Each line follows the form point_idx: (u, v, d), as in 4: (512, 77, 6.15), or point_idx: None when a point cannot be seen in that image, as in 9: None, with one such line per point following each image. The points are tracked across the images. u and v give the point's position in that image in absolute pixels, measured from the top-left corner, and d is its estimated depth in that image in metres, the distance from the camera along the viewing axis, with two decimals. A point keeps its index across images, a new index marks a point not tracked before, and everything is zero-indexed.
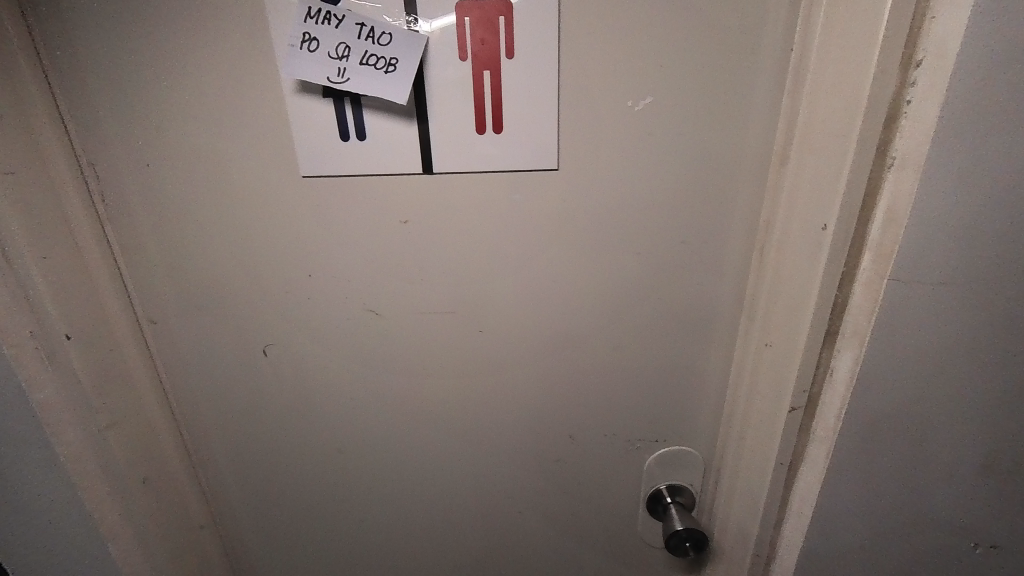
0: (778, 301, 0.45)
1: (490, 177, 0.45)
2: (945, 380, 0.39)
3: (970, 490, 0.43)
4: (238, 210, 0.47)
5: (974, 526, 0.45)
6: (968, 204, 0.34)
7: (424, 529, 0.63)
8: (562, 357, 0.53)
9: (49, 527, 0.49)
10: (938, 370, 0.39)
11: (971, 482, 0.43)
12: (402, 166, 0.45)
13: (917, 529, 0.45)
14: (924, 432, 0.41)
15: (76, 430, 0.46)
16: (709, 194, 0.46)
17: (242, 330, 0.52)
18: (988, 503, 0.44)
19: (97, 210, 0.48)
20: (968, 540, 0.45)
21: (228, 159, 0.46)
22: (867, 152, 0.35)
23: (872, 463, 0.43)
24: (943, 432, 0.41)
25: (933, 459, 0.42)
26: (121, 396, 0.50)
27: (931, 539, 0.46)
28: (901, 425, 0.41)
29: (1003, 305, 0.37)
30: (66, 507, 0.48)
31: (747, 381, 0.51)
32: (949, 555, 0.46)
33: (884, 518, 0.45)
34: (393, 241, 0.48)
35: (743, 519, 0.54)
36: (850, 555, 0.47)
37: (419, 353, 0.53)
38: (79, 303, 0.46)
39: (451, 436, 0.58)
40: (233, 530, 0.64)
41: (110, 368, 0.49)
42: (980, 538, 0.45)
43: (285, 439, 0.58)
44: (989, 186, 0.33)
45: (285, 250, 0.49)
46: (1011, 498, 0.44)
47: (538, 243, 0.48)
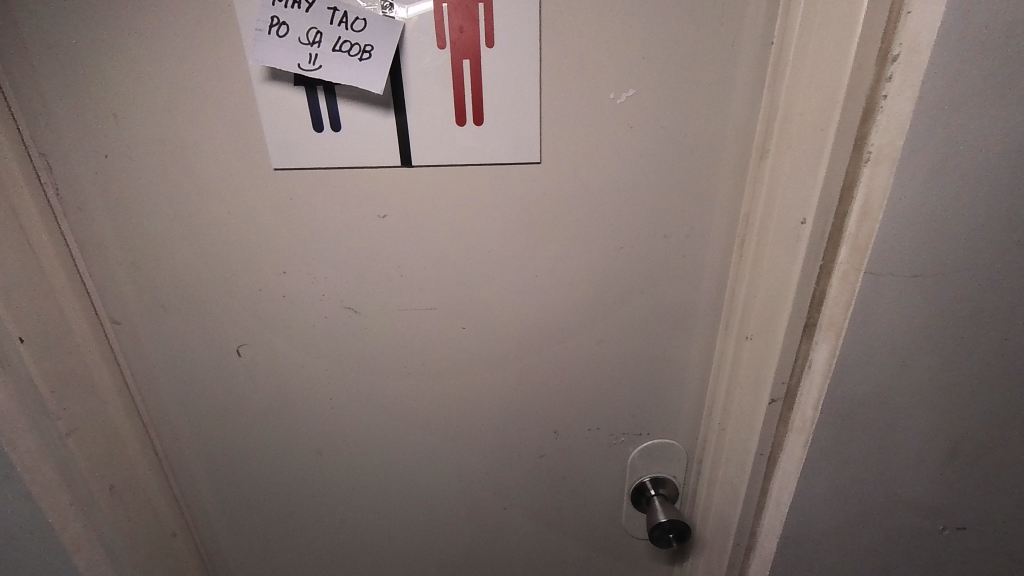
0: (758, 295, 0.46)
1: (470, 170, 0.44)
2: (916, 370, 0.41)
3: (939, 475, 0.45)
4: (207, 205, 0.45)
5: (943, 509, 0.47)
6: (938, 199, 0.34)
7: (408, 529, 0.63)
8: (547, 353, 0.53)
9: (6, 542, 0.46)
10: (911, 360, 0.40)
11: (940, 468, 0.45)
12: (379, 158, 0.43)
13: (890, 514, 0.47)
14: (896, 420, 0.43)
15: (33, 439, 0.43)
16: (690, 190, 0.46)
17: (213, 330, 0.50)
18: (955, 487, 0.46)
19: (51, 203, 0.45)
20: (936, 523, 0.47)
21: (194, 150, 0.43)
22: (844, 147, 0.36)
23: (847, 452, 0.44)
24: (915, 420, 0.43)
25: (904, 446, 0.44)
26: (83, 401, 0.47)
27: (903, 524, 0.47)
28: (874, 414, 0.42)
29: (971, 297, 0.38)
30: (25, 520, 0.45)
31: (728, 373, 0.52)
32: (919, 538, 0.48)
33: (859, 504, 0.46)
34: (371, 237, 0.47)
35: (724, 510, 0.55)
36: (825, 540, 0.48)
37: (401, 351, 0.52)
38: (34, 303, 0.43)
39: (434, 434, 0.57)
40: (208, 537, 0.62)
41: (71, 372, 0.46)
42: (947, 520, 0.47)
43: (261, 442, 0.56)
44: (959, 181, 0.34)
45: (258, 247, 0.47)
46: (976, 482, 0.45)
47: (521, 238, 0.47)
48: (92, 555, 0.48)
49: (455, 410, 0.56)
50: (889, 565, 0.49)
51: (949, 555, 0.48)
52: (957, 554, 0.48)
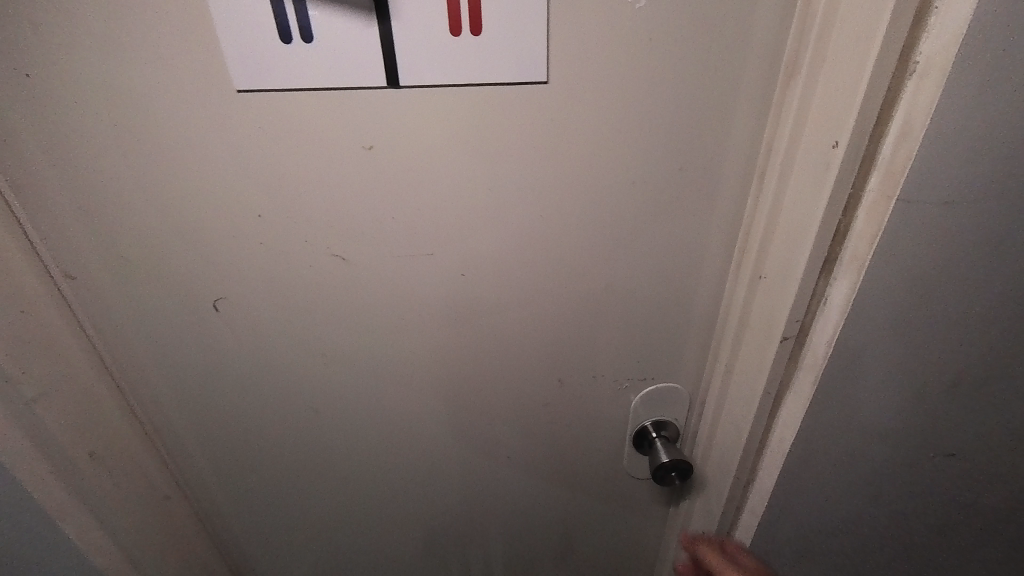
0: (777, 230, 0.44)
1: (466, 92, 0.39)
2: (928, 302, 0.41)
3: (935, 407, 0.48)
4: (162, 139, 0.39)
5: (935, 440, 0.50)
6: (977, 119, 0.33)
7: (409, 482, 0.62)
8: (550, 299, 0.51)
9: None
10: (926, 292, 0.41)
11: (936, 399, 0.47)
12: (361, 78, 0.37)
13: (887, 447, 0.49)
14: (902, 355, 0.44)
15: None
16: (709, 117, 0.42)
17: (186, 284, 0.46)
18: (947, 417, 0.48)
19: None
20: (928, 453, 0.50)
21: (140, 69, 0.36)
22: (891, 56, 0.32)
23: (854, 384, 0.45)
24: (916, 352, 0.44)
25: (906, 381, 0.45)
26: (47, 364, 0.43)
27: (899, 456, 0.50)
28: (883, 346, 0.43)
29: (988, 227, 0.38)
30: None
31: (738, 315, 0.50)
32: (911, 467, 0.51)
33: (860, 438, 0.49)
34: (355, 172, 0.41)
35: (725, 450, 0.56)
36: (824, 471, 0.51)
37: (396, 302, 0.49)
38: None
39: (435, 389, 0.55)
40: (203, 498, 0.60)
41: (29, 333, 0.41)
42: (938, 450, 0.50)
43: (253, 402, 0.54)
44: (1000, 98, 0.33)
45: (228, 188, 0.41)
46: (961, 407, 0.48)
47: (525, 174, 0.43)
48: (82, 522, 0.46)
49: (456, 362, 0.54)
50: (883, 495, 0.52)
51: (935, 481, 0.52)
52: (936, 475, 0.52)
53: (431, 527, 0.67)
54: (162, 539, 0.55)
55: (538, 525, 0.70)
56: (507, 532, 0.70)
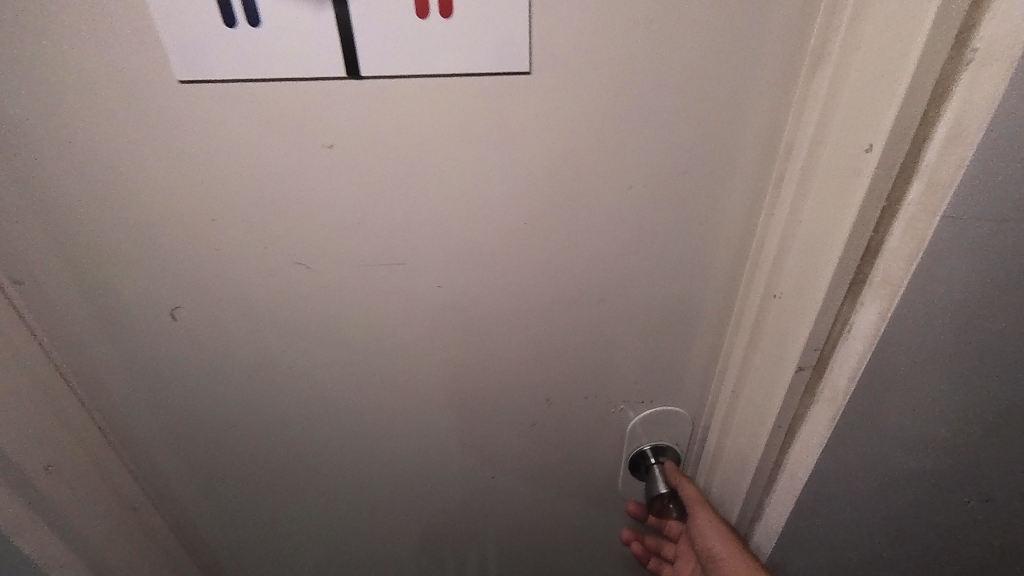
0: (795, 242, 0.39)
1: (439, 84, 0.34)
2: (969, 334, 0.36)
3: (973, 448, 0.42)
4: (107, 137, 0.35)
5: (970, 482, 0.45)
6: None
7: (389, 499, 0.60)
8: (537, 313, 0.46)
9: None
10: (969, 323, 0.36)
11: (976, 440, 0.42)
12: (315, 67, 0.33)
13: (913, 487, 0.45)
14: (937, 391, 0.39)
15: None
16: (717, 116, 0.37)
17: (143, 290, 0.42)
18: (986, 460, 0.43)
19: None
20: (962, 496, 0.45)
21: (76, 57, 0.33)
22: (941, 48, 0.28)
23: (879, 421, 0.40)
24: (953, 388, 0.39)
25: (939, 418, 0.41)
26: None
27: (927, 497, 0.45)
28: (915, 381, 0.38)
29: None
30: None
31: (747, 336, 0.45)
32: (941, 509, 0.46)
33: (884, 478, 0.44)
34: (319, 173, 0.37)
35: (731, 480, 0.51)
36: (842, 514, 0.46)
37: (369, 314, 0.45)
38: None
39: (416, 404, 0.52)
40: (175, 509, 0.57)
41: None
42: (974, 493, 0.45)
43: (222, 414, 0.51)
44: None
45: (182, 191, 0.38)
46: (999, 449, 0.42)
47: (508, 177, 0.39)
48: (41, 535, 0.44)
49: (437, 376, 0.50)
50: (906, 538, 0.48)
51: (970, 527, 0.47)
52: (965, 516, 0.46)
53: (416, 544, 0.65)
54: (132, 553, 0.53)
55: (529, 544, 0.66)
56: (496, 549, 0.67)
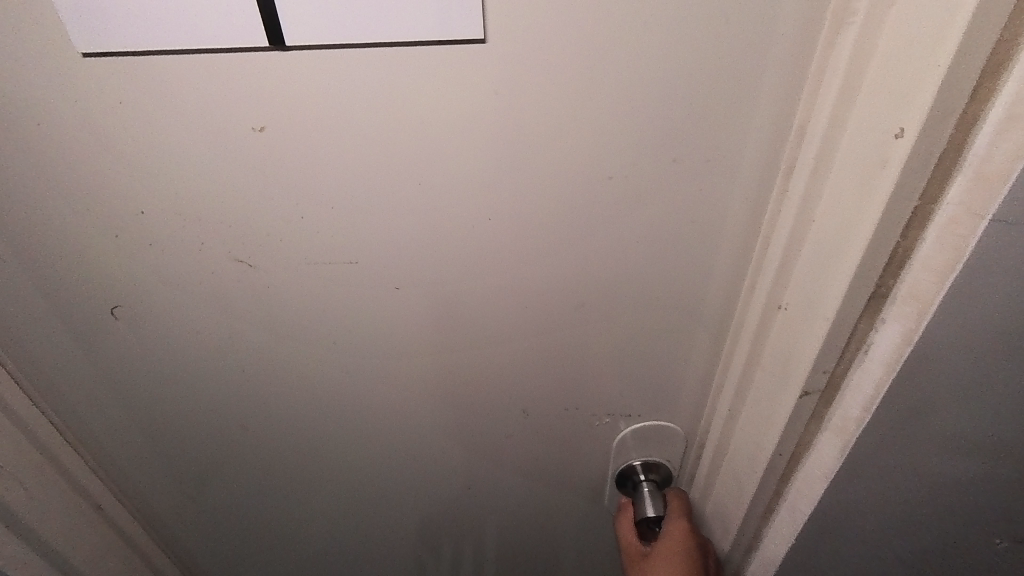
0: (803, 248, 0.33)
1: (377, 54, 0.30)
2: (1009, 363, 0.31)
3: (1004, 486, 0.38)
4: (11, 129, 0.32)
5: (999, 523, 0.40)
6: None
7: (363, 502, 0.57)
8: (509, 318, 0.42)
9: None
10: (1010, 351, 0.30)
11: (1009, 478, 0.37)
12: (237, 37, 0.29)
13: (929, 525, 0.40)
14: (965, 426, 0.34)
15: None
16: (711, 99, 0.31)
17: (83, 288, 0.39)
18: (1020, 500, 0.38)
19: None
20: (987, 536, 0.41)
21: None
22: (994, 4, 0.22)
23: (894, 456, 0.36)
24: (985, 422, 0.34)
25: (965, 454, 0.36)
26: None
27: (946, 535, 0.41)
28: (939, 413, 0.33)
29: None
30: None
31: (748, 348, 0.40)
32: (962, 548, 0.42)
33: (898, 515, 0.39)
34: (259, 162, 0.33)
35: (725, 505, 0.48)
36: (845, 549, 0.42)
37: (329, 318, 0.42)
38: None
39: (386, 411, 0.49)
40: (144, 507, 0.56)
41: None
42: (1003, 534, 0.40)
43: (183, 417, 0.49)
44: None
45: (113, 186, 0.34)
46: None
47: (471, 170, 0.34)
48: None
49: (406, 384, 0.47)
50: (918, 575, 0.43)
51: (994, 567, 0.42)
52: (988, 556, 0.42)
53: (401, 547, 0.63)
54: (104, 554, 0.53)
55: (516, 550, 0.65)
56: (483, 553, 0.65)
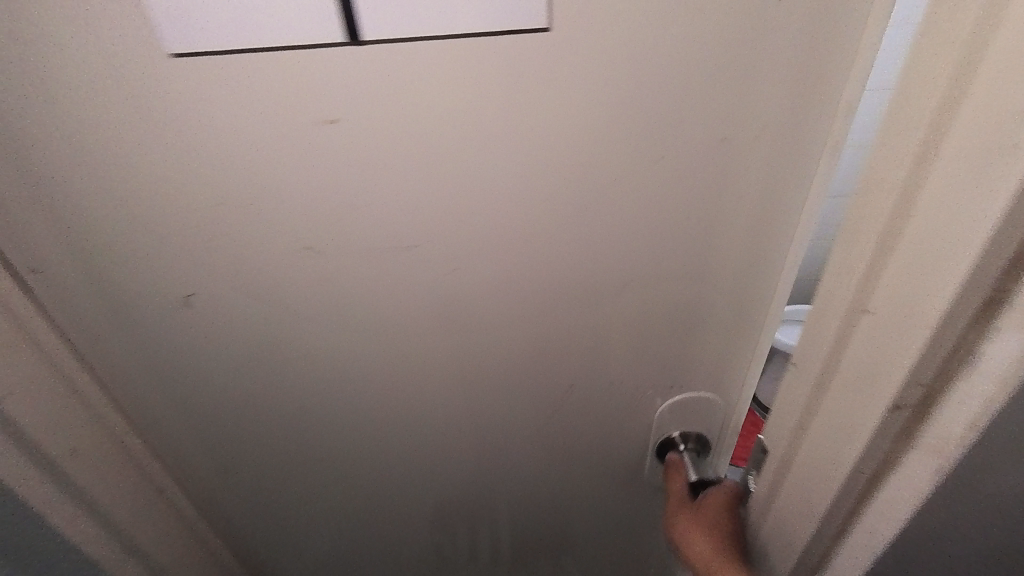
0: (902, 240, 0.29)
1: (448, 47, 0.31)
2: None
3: None
4: (88, 115, 0.33)
5: None
6: None
7: (410, 479, 0.60)
8: (558, 298, 0.44)
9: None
10: None
11: None
12: (317, 33, 0.30)
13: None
14: None
15: None
16: (757, 74, 0.33)
17: (154, 278, 0.41)
18: None
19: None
20: None
21: (42, 22, 0.30)
22: None
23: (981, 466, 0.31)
24: None
25: None
26: None
27: None
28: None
29: None
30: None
31: (825, 358, 0.35)
32: None
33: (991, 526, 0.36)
34: (327, 153, 0.35)
35: (788, 519, 0.42)
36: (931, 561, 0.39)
37: (382, 302, 0.44)
38: None
39: (437, 391, 0.51)
40: (198, 488, 0.60)
41: None
42: None
43: (239, 398, 0.51)
44: None
45: (184, 181, 0.36)
46: None
47: (530, 155, 0.36)
48: (70, 516, 0.43)
49: (457, 364, 0.48)
50: None
51: None
52: None
53: (426, 523, 0.66)
54: (165, 531, 0.55)
55: (554, 520, 0.68)
56: (522, 524, 0.68)
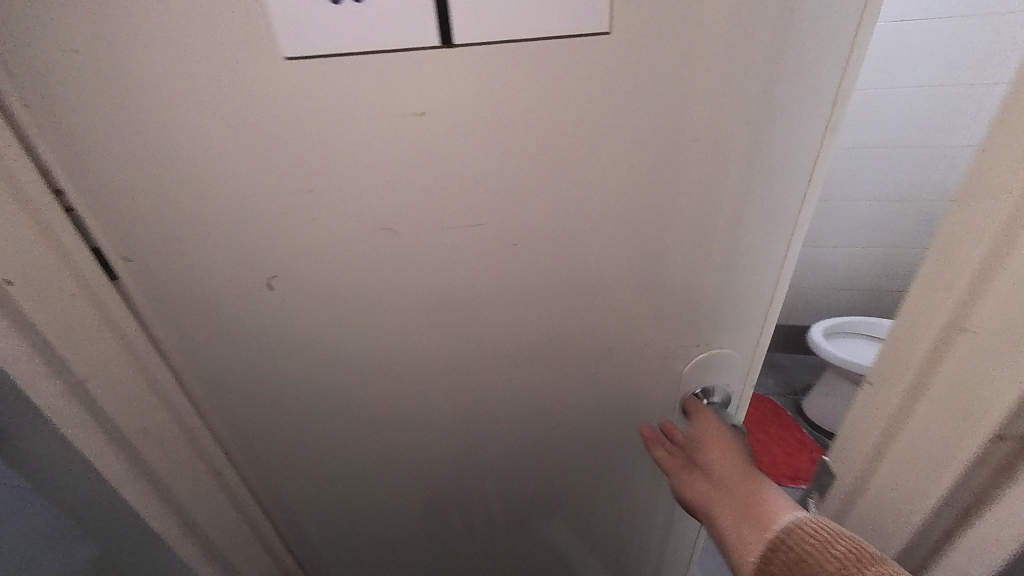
0: (1002, 269, 0.33)
1: (527, 48, 0.36)
2: None
3: None
4: (199, 115, 0.37)
5: None
6: None
7: (461, 452, 0.64)
8: (608, 270, 0.48)
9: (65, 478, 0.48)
10: None
11: None
12: (415, 38, 0.35)
13: None
14: None
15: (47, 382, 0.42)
16: (783, 67, 0.39)
17: (239, 264, 0.45)
18: None
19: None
20: None
21: (160, 26, 0.34)
22: None
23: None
24: None
25: None
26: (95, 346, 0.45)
27: None
28: None
29: None
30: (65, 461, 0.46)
31: (916, 368, 0.40)
32: None
33: None
34: (410, 142, 0.39)
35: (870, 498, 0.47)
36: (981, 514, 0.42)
37: (444, 280, 0.48)
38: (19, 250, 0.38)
39: (493, 365, 0.55)
40: (250, 470, 0.64)
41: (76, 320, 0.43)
42: None
43: (302, 377, 0.55)
44: None
45: (278, 173, 0.40)
46: None
47: (589, 140, 0.41)
48: (138, 489, 0.51)
49: (514, 337, 0.52)
50: None
51: None
52: None
53: (449, 501, 0.70)
54: (214, 502, 0.60)
55: (594, 491, 0.71)
56: (565, 497, 0.71)
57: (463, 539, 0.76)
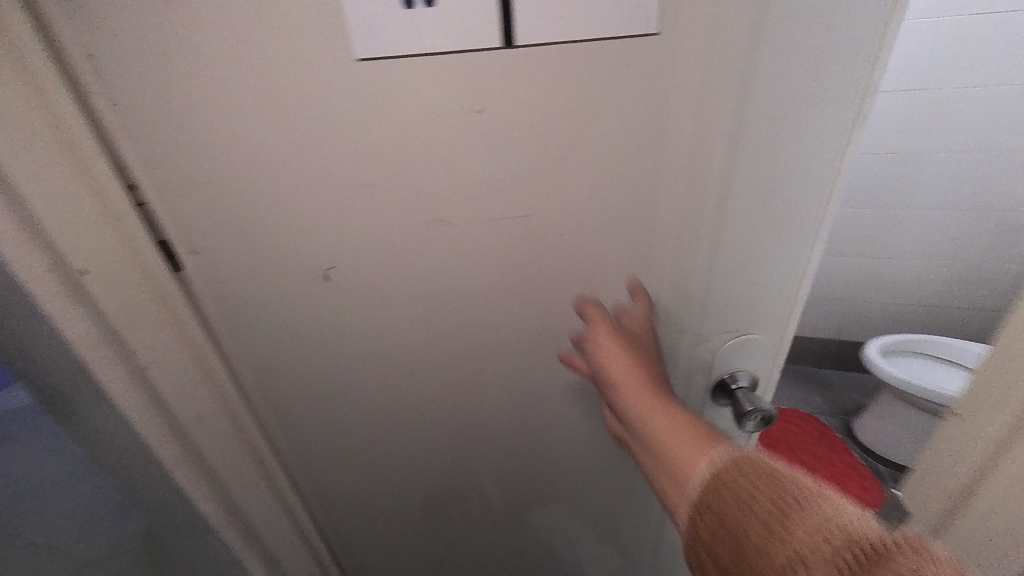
0: None
1: (585, 45, 0.38)
2: None
3: None
4: (271, 114, 0.40)
5: None
6: None
7: (503, 450, 0.63)
8: (659, 267, 0.47)
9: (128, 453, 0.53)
10: None
11: None
12: (479, 38, 0.37)
13: None
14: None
15: (112, 368, 0.46)
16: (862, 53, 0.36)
17: (300, 254, 0.47)
18: None
19: (52, 104, 0.37)
20: None
21: (240, 31, 0.36)
22: None
23: None
24: None
25: None
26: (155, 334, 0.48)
27: None
28: None
29: None
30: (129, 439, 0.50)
31: None
32: None
33: None
34: (468, 136, 0.42)
35: None
36: None
37: (497, 272, 0.49)
38: (99, 241, 0.42)
39: (538, 360, 0.54)
40: (293, 462, 0.66)
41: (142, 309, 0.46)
42: None
43: (351, 368, 0.56)
44: None
45: (341, 167, 0.42)
46: None
47: (645, 133, 0.41)
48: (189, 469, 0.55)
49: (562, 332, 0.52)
50: None
51: None
52: None
53: (492, 500, 0.69)
54: (257, 488, 0.63)
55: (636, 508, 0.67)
56: (605, 509, 0.68)
57: (499, 544, 0.75)
